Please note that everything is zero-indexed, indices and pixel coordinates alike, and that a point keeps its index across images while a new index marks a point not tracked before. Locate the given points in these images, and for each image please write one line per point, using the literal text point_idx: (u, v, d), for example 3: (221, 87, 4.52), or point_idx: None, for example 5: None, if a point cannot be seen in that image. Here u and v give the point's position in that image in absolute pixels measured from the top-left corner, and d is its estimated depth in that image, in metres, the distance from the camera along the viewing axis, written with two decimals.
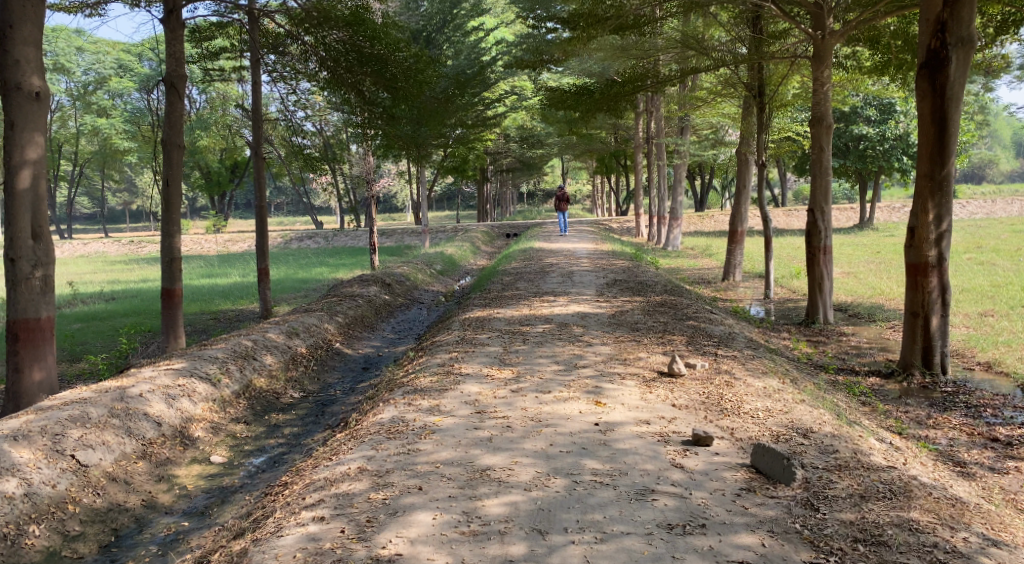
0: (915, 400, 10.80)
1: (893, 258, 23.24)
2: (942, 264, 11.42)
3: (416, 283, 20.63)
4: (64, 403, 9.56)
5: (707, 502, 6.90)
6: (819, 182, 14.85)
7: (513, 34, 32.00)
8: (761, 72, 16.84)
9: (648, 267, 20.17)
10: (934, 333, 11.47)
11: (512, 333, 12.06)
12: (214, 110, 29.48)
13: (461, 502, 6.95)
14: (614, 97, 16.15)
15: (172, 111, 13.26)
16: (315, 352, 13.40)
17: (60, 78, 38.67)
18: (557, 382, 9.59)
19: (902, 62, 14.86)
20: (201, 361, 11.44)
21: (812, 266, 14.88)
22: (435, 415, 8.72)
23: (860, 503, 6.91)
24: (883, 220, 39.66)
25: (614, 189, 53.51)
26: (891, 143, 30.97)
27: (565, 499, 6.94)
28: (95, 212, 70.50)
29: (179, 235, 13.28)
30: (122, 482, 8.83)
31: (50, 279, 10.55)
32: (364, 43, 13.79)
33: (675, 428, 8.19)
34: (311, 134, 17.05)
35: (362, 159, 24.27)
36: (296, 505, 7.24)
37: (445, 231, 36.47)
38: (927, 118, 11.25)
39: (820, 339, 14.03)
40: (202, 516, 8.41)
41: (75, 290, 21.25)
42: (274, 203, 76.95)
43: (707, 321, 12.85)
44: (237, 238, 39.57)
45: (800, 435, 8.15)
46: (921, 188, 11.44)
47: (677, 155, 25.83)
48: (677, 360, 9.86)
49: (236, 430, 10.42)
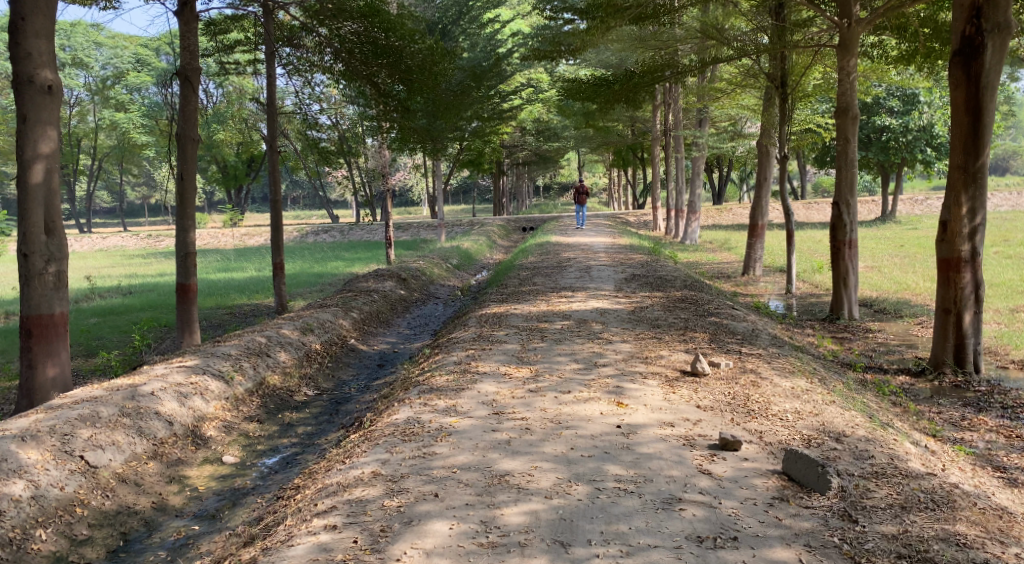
0: (948, 400, 10.44)
1: (918, 251, 22.79)
2: (975, 259, 11.04)
3: (431, 278, 20.37)
4: (75, 401, 9.34)
5: (738, 512, 6.59)
6: (844, 173, 14.42)
7: (529, 27, 31.73)
8: (784, 62, 16.33)
9: (667, 261, 19.81)
10: (967, 330, 11.09)
11: (530, 330, 11.77)
12: (231, 105, 29.41)
13: (479, 510, 6.67)
14: (634, 89, 15.70)
15: (185, 104, 13.00)
16: (329, 348, 13.15)
17: (79, 73, 39.32)
18: (577, 382, 9.29)
19: (930, 50, 14.35)
20: (214, 358, 11.20)
21: (837, 260, 14.49)
22: (452, 416, 8.44)
23: (902, 514, 6.59)
24: (906, 212, 39.05)
25: (631, 182, 53.11)
26: (914, 134, 30.44)
27: (588, 508, 6.65)
28: (115, 207, 70.83)
29: (193, 230, 13.05)
30: (132, 484, 8.61)
31: (64, 275, 10.34)
32: (380, 35, 13.51)
33: (701, 431, 7.88)
34: (327, 127, 16.77)
35: (378, 152, 24.02)
36: (308, 512, 6.97)
37: (462, 225, 36.24)
38: (961, 107, 10.87)
39: (845, 336, 13.65)
40: (213, 520, 8.17)
41: (91, 282, 21.17)
42: (291, 197, 76.96)
43: (729, 317, 12.52)
44: (253, 233, 39.47)
45: (833, 439, 7.83)
46: (954, 180, 11.05)
47: (695, 147, 25.40)
48: (700, 359, 9.54)
49: (248, 429, 10.18)
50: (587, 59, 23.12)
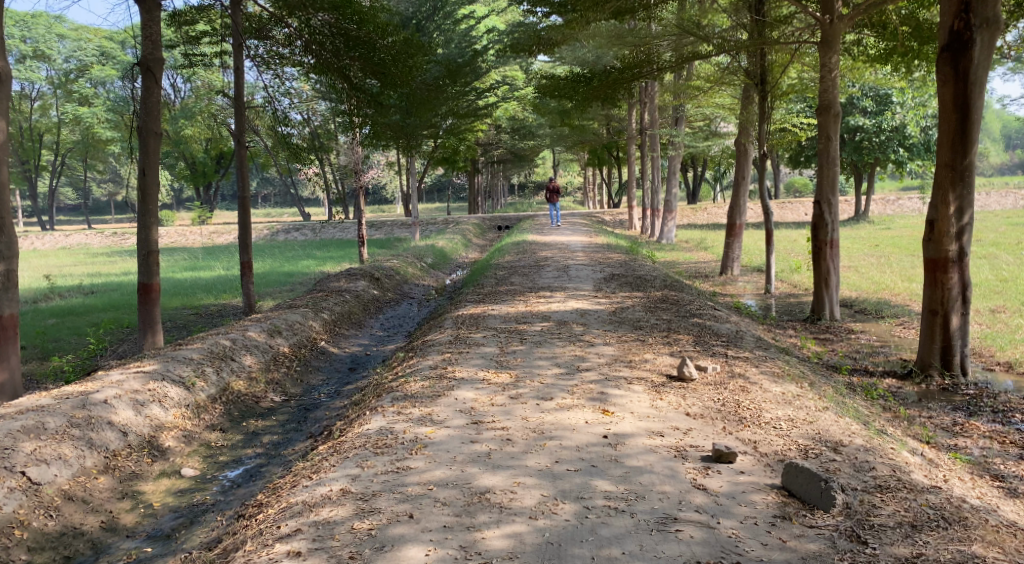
0: (937, 404, 10.08)
1: (893, 251, 22.52)
2: (963, 259, 10.67)
3: (405, 277, 19.81)
4: (18, 411, 8.72)
5: (739, 533, 6.20)
6: (827, 172, 13.97)
7: (504, 23, 31.20)
8: (763, 58, 15.87)
9: (644, 260, 19.37)
10: (954, 332, 10.72)
11: (508, 333, 11.27)
12: (200, 100, 28.72)
13: (458, 534, 6.22)
14: (613, 86, 15.09)
15: (148, 97, 12.39)
16: (299, 351, 12.58)
17: (40, 66, 38.05)
18: (559, 387, 8.82)
19: (907, 51, 13.73)
20: (175, 362, 10.60)
21: (818, 260, 14.05)
22: (428, 425, 7.93)
23: (913, 534, 6.23)
24: (879, 212, 38.92)
25: (606, 181, 52.78)
26: (887, 135, 30.17)
27: (577, 530, 6.23)
28: (79, 203, 69.76)
29: (157, 227, 12.42)
30: (80, 501, 8.05)
31: (13, 275, 10.16)
32: (351, 27, 12.97)
33: (692, 441, 7.43)
34: (298, 123, 16.15)
35: (350, 149, 23.38)
36: (269, 535, 6.43)
37: (436, 223, 35.66)
38: (949, 104, 10.47)
39: (828, 337, 13.26)
40: (167, 540, 7.61)
41: (52, 281, 20.39)
42: (261, 194, 75.82)
43: (712, 319, 12.07)
44: (222, 230, 38.63)
45: (830, 448, 7.41)
46: (941, 179, 10.67)
47: (671, 146, 24.81)
48: (687, 363, 9.08)
49: (210, 439, 9.64)
50: (563, 56, 22.70)
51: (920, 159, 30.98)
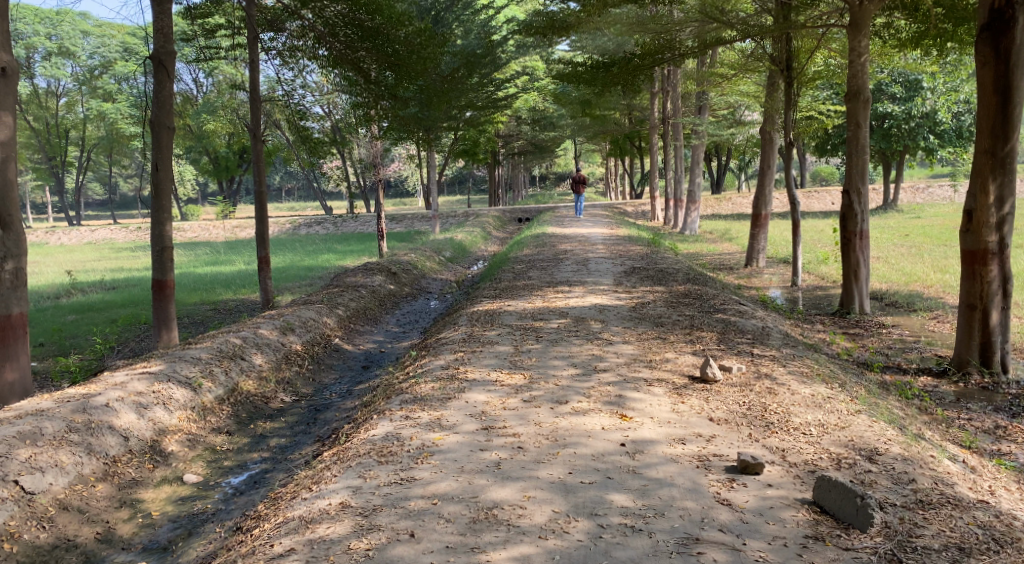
0: (977, 405, 9.53)
1: (923, 241, 21.82)
2: (1003, 251, 10.09)
3: (423, 272, 19.40)
4: (17, 415, 8.44)
5: (766, 557, 5.79)
6: (856, 160, 13.38)
7: (524, 14, 30.66)
8: (789, 44, 15.07)
9: (666, 252, 18.88)
10: (994, 327, 10.17)
11: (524, 330, 10.85)
12: (221, 95, 28.51)
13: (462, 556, 5.84)
14: (633, 72, 14.37)
15: (160, 91, 11.98)
16: (311, 349, 12.22)
17: (65, 63, 38.28)
18: (576, 389, 8.38)
19: (941, 33, 12.90)
20: (181, 362, 10.27)
21: (847, 252, 13.49)
22: (436, 431, 7.53)
23: (960, 559, 5.81)
24: (908, 202, 37.99)
25: (629, 172, 52.10)
26: (917, 121, 29.25)
27: (589, 552, 5.83)
28: (108, 200, 70.09)
29: (170, 222, 12.06)
30: (76, 511, 7.76)
31: (21, 273, 9.89)
32: (364, 18, 12.50)
33: (716, 450, 6.98)
34: (319, 117, 15.79)
35: (367, 142, 23.01)
36: (261, 554, 6.07)
37: (456, 216, 35.25)
38: (988, 86, 9.89)
39: (858, 332, 12.69)
40: (163, 553, 7.31)
41: (72, 278, 20.18)
42: (285, 187, 75.83)
43: (737, 315, 11.54)
44: (245, 225, 38.30)
45: (865, 458, 6.93)
46: (980, 166, 10.10)
47: (695, 135, 24.17)
48: (710, 364, 8.61)
49: (215, 443, 9.30)
50: (583, 44, 22.15)
51: (951, 146, 30.09)
